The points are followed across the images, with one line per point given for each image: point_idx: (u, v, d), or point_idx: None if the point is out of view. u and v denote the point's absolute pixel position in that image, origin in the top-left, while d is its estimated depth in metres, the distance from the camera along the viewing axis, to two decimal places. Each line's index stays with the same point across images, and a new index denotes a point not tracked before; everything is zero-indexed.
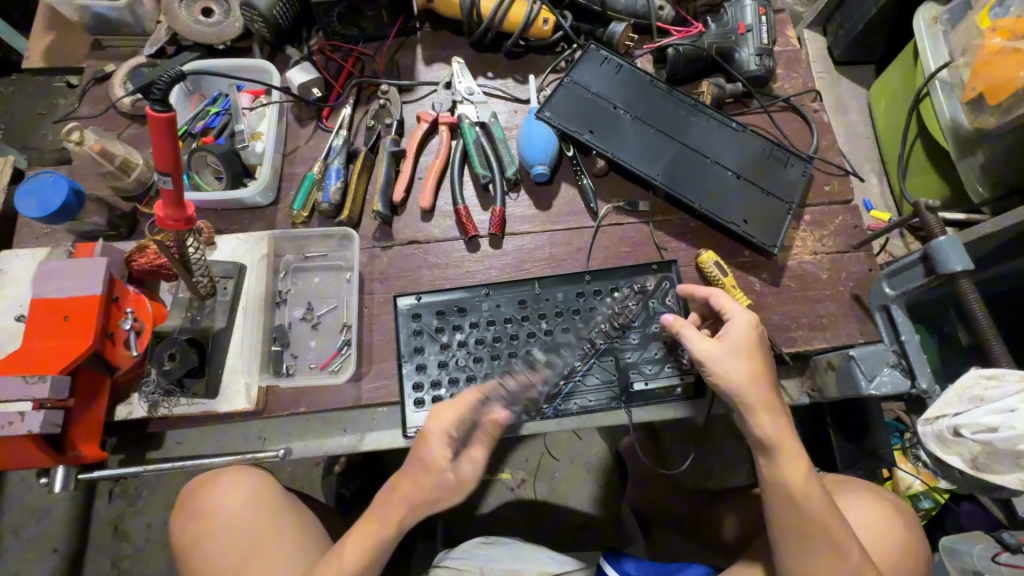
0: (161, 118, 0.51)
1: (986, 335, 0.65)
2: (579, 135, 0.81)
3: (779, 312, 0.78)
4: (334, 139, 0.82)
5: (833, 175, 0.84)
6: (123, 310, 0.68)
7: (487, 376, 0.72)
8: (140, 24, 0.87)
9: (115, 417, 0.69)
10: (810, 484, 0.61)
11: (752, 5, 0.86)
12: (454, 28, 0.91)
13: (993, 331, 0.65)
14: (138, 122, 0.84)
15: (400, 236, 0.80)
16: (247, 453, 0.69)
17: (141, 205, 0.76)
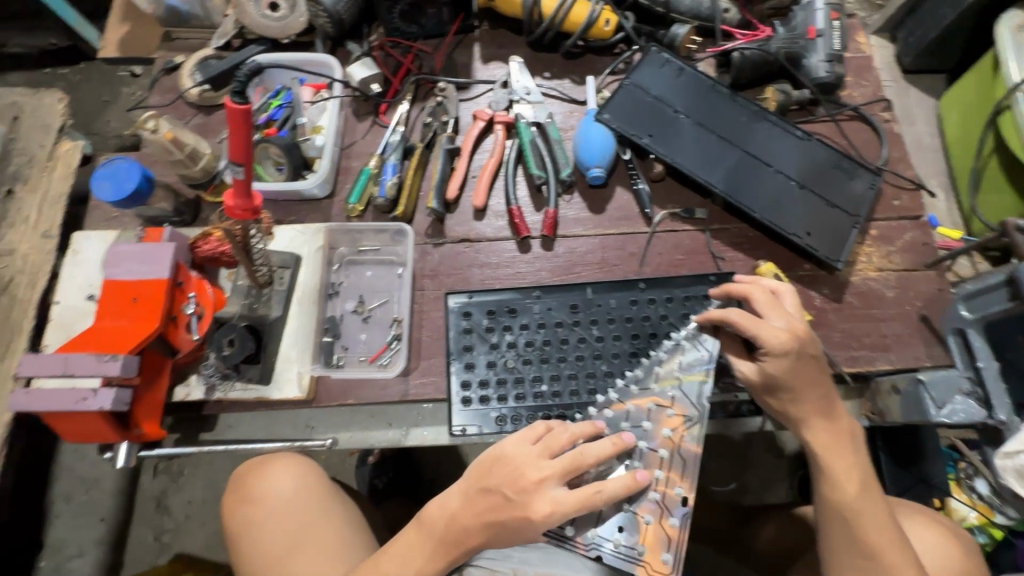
0: (238, 110, 0.52)
1: None
2: (637, 138, 0.79)
3: (840, 330, 0.75)
4: (391, 134, 0.83)
5: (903, 189, 0.81)
6: (186, 294, 0.70)
7: (536, 380, 0.71)
8: (209, 17, 0.90)
9: (174, 398, 0.71)
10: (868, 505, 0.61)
11: (824, 9, 0.83)
12: (513, 27, 0.90)
13: None
14: (203, 113, 0.87)
15: (452, 233, 0.80)
16: (297, 441, 0.70)
17: (206, 193, 0.79)
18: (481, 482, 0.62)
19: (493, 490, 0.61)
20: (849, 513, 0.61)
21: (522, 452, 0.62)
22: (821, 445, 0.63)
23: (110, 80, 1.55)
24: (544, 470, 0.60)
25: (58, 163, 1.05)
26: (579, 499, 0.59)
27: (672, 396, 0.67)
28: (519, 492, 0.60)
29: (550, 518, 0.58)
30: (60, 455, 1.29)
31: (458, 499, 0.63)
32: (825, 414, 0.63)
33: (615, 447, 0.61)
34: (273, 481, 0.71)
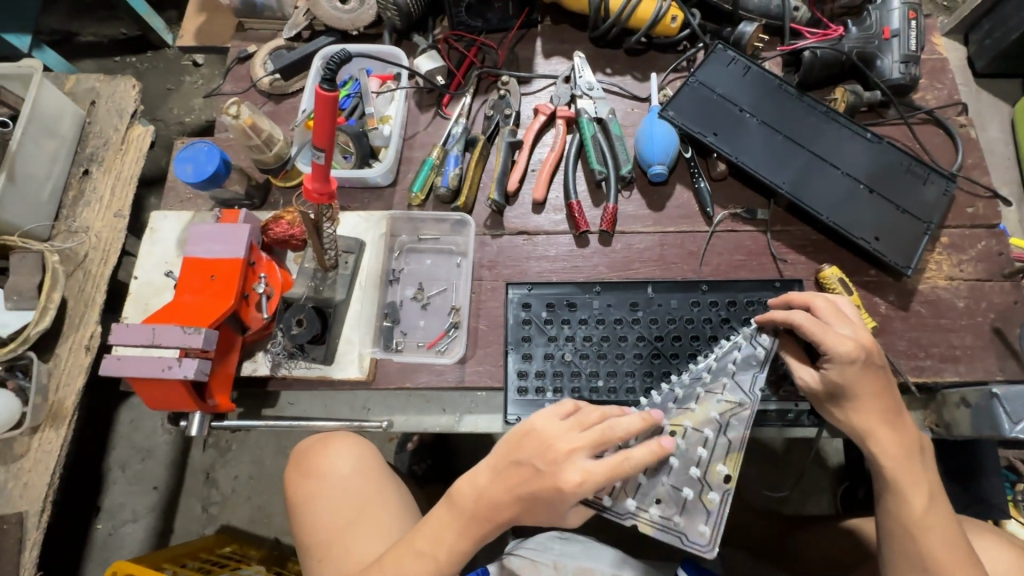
0: (327, 96, 0.54)
1: None
2: (701, 136, 0.79)
3: (907, 338, 0.73)
4: (454, 126, 0.84)
5: (978, 197, 0.78)
6: (257, 273, 0.73)
7: (592, 374, 0.72)
8: (282, 8, 0.93)
9: (241, 372, 0.74)
10: (931, 515, 0.60)
11: (901, 9, 0.81)
12: (576, 23, 0.91)
13: None
14: (273, 101, 0.90)
15: (510, 225, 0.81)
16: (353, 421, 0.72)
17: (276, 177, 0.81)
18: (512, 455, 0.59)
19: (523, 465, 0.59)
20: (918, 530, 0.60)
21: (552, 427, 0.59)
22: (889, 458, 0.61)
23: (174, 69, 1.62)
24: (574, 440, 0.58)
25: (130, 147, 1.10)
26: (610, 469, 0.56)
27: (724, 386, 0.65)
28: (549, 464, 0.58)
29: (581, 489, 0.56)
30: (118, 424, 1.36)
31: (490, 479, 0.60)
32: (891, 423, 0.61)
33: (644, 421, 0.59)
34: (333, 459, 0.74)
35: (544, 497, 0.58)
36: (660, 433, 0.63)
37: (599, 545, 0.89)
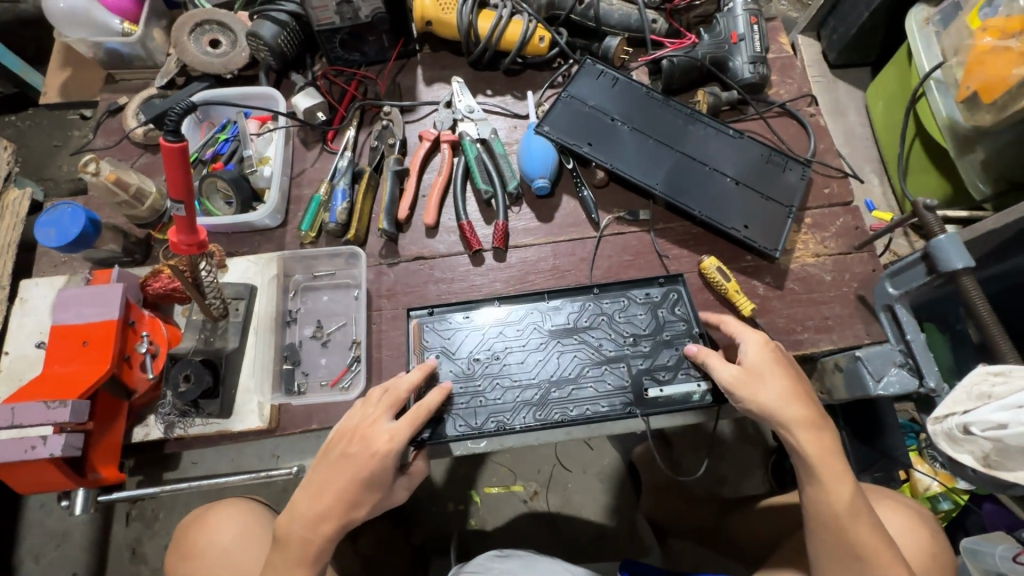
0: (173, 148, 0.53)
1: (993, 336, 0.65)
2: (578, 148, 0.82)
3: (784, 316, 0.78)
4: (339, 160, 0.84)
5: (832, 177, 0.85)
6: (139, 333, 0.70)
7: (494, 385, 0.73)
8: (151, 57, 0.91)
9: (132, 439, 0.70)
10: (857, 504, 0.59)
11: (743, 14, 0.88)
12: (453, 49, 0.93)
13: (1000, 332, 0.64)
14: (150, 151, 0.87)
15: (406, 252, 0.81)
16: (258, 472, 0.69)
17: (155, 231, 0.79)
18: (330, 456, 0.62)
19: (338, 460, 0.61)
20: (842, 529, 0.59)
21: (351, 415, 0.64)
22: (814, 451, 0.60)
23: (60, 125, 1.53)
24: (370, 413, 0.63)
25: (6, 213, 1.07)
26: (410, 420, 0.62)
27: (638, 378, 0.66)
28: (359, 441, 0.61)
29: (393, 445, 0.60)
30: (26, 510, 1.26)
31: (310, 497, 0.60)
32: (811, 412, 0.61)
33: (424, 373, 0.67)
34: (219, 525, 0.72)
35: (369, 474, 0.60)
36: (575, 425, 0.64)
37: (539, 559, 0.89)
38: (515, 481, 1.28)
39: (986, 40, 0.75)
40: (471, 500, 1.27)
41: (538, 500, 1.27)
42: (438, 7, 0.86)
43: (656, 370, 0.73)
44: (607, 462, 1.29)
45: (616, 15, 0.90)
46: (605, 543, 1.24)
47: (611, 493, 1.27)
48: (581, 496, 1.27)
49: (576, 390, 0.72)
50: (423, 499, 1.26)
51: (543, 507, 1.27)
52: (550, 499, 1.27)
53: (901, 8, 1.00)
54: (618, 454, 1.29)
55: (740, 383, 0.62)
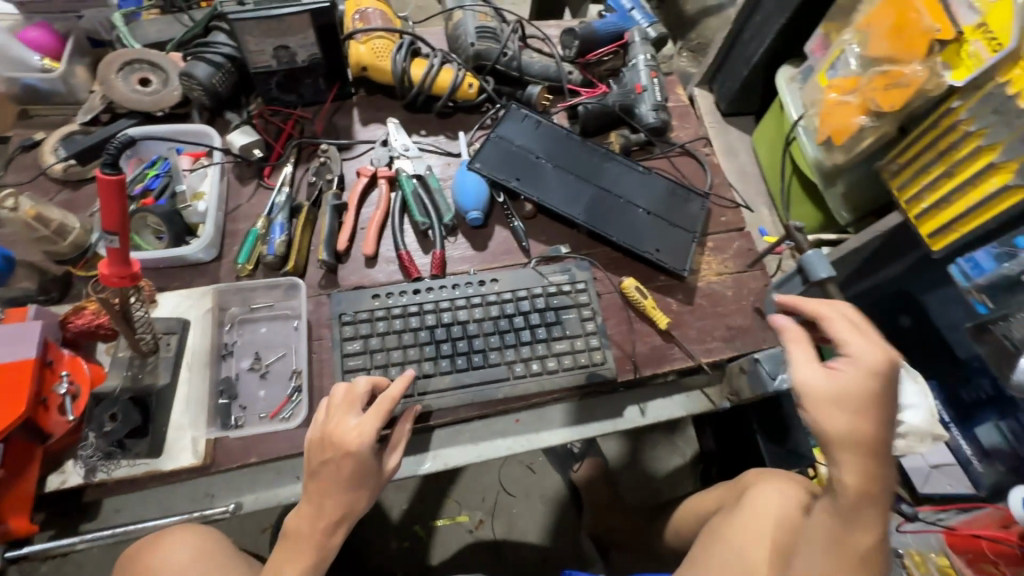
0: (111, 180, 0.54)
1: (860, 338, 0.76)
2: (508, 182, 0.90)
3: (697, 327, 0.87)
4: (277, 195, 0.86)
5: (727, 207, 0.98)
6: (58, 372, 0.67)
7: (413, 347, 0.78)
8: (73, 94, 0.90)
9: (46, 488, 0.65)
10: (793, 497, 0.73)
11: (645, 69, 1.01)
12: (388, 92, 0.99)
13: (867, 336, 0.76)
14: (70, 188, 0.84)
15: (346, 282, 0.84)
16: (195, 512, 0.68)
17: (76, 267, 0.76)
18: (317, 458, 0.64)
19: (320, 471, 0.64)
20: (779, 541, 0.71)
21: (338, 420, 0.65)
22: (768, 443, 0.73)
23: None
24: (336, 415, 0.65)
25: None
26: (377, 412, 0.65)
27: (526, 296, 0.84)
28: (334, 447, 0.63)
29: (363, 441, 0.63)
30: None
31: (309, 510, 0.64)
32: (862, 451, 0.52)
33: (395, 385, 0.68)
34: (163, 554, 0.68)
35: (358, 471, 0.64)
36: (470, 314, 0.81)
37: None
38: (459, 512, 1.29)
39: (833, 95, 0.89)
40: (417, 534, 1.26)
41: (483, 529, 1.28)
42: (373, 55, 0.92)
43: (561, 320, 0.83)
44: (548, 485, 1.33)
45: (537, 67, 1.00)
46: (551, 565, 1.27)
47: (555, 516, 1.30)
48: (525, 520, 1.30)
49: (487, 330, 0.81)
50: (366, 538, 1.25)
51: (489, 535, 1.28)
52: (495, 527, 1.28)
53: (771, 68, 1.20)
54: (559, 475, 1.34)
55: (841, 395, 0.53)
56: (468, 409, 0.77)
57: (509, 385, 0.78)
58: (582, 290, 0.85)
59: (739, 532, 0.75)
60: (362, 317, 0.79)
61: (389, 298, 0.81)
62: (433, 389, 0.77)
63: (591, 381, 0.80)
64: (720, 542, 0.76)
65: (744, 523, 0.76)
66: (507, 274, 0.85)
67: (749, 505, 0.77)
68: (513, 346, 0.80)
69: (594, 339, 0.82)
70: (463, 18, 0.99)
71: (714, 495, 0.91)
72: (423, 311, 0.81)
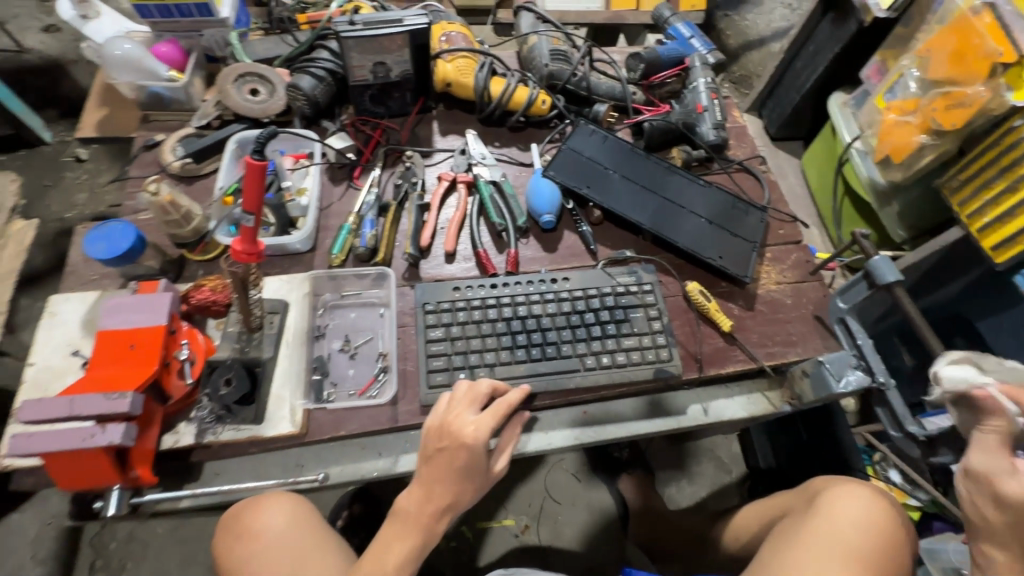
0: (256, 165, 0.62)
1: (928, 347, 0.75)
2: (578, 189, 0.96)
3: (758, 331, 0.91)
4: (366, 195, 0.94)
5: (784, 221, 1.02)
6: (178, 341, 0.74)
7: (490, 337, 0.84)
8: (190, 101, 1.00)
9: (161, 446, 0.71)
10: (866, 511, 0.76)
11: (705, 90, 1.08)
12: (465, 107, 1.08)
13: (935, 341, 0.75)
14: (185, 182, 0.94)
15: (427, 275, 0.90)
16: (289, 478, 0.73)
17: (192, 251, 0.83)
18: (435, 444, 0.70)
19: (434, 457, 0.70)
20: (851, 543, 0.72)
21: (459, 414, 0.71)
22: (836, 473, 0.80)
23: (53, 165, 1.60)
24: (456, 407, 0.72)
25: (9, 241, 1.09)
26: (495, 413, 0.72)
27: (596, 294, 0.89)
28: (447, 436, 0.70)
29: (479, 435, 0.69)
30: None
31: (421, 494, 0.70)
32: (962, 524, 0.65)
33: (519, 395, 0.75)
34: (264, 517, 0.74)
35: (466, 462, 0.69)
36: (544, 308, 0.87)
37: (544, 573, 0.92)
38: (506, 516, 1.31)
39: (891, 116, 0.95)
40: (464, 535, 1.29)
41: (528, 534, 1.30)
42: (458, 72, 1.01)
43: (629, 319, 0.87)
44: (593, 494, 1.35)
45: (604, 87, 1.08)
46: None
47: (599, 525, 1.31)
48: (570, 528, 1.31)
49: (560, 324, 0.86)
50: None
51: (534, 540, 1.29)
52: (541, 532, 1.30)
53: (822, 94, 1.26)
54: (604, 485, 1.35)
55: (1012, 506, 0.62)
56: (541, 397, 0.81)
57: (581, 376, 0.82)
58: (648, 291, 0.90)
59: (813, 534, 0.73)
60: (444, 307, 0.85)
61: (469, 290, 0.87)
62: (509, 376, 0.81)
63: (657, 376, 0.83)
64: (799, 542, 0.74)
65: (812, 524, 0.75)
66: (578, 274, 0.90)
67: (825, 510, 0.77)
68: (585, 340, 0.85)
69: (661, 337, 0.86)
70: (538, 42, 1.08)
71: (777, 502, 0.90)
72: (501, 304, 0.86)
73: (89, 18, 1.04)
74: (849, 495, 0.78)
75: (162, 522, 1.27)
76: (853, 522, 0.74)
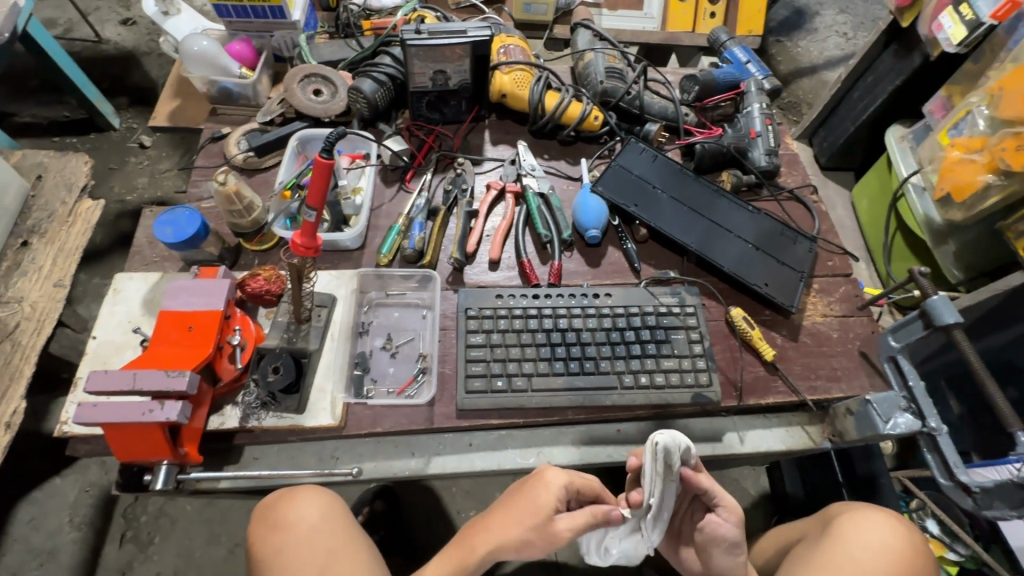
0: (324, 164, 0.64)
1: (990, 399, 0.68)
2: (626, 207, 0.96)
3: (800, 363, 0.89)
4: (417, 198, 0.96)
5: (834, 253, 1.00)
6: (231, 326, 0.77)
7: (529, 347, 0.84)
8: (256, 97, 1.05)
9: (208, 426, 0.74)
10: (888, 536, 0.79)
11: (760, 116, 1.07)
12: (518, 119, 1.10)
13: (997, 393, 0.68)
14: (246, 174, 0.98)
15: (470, 280, 0.91)
16: (324, 470, 0.74)
17: (250, 241, 0.87)
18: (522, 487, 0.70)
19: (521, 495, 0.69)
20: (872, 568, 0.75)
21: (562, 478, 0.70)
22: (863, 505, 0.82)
23: (118, 150, 1.69)
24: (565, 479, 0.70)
25: (77, 219, 1.15)
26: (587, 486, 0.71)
27: (638, 314, 0.88)
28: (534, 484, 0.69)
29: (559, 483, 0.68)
30: (17, 524, 1.27)
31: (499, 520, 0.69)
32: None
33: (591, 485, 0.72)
34: (301, 509, 0.76)
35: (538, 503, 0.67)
36: (584, 324, 0.87)
37: None
38: None
39: (955, 153, 0.92)
40: None
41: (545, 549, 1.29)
42: (514, 84, 1.03)
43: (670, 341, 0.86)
44: None
45: (657, 106, 1.08)
46: None
47: None
48: None
49: (600, 341, 0.85)
50: (432, 538, 1.30)
51: (550, 556, 1.28)
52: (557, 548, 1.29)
53: (878, 126, 1.23)
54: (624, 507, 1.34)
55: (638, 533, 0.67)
56: (576, 411, 0.81)
57: (618, 394, 0.82)
58: (690, 314, 0.89)
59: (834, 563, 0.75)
60: (485, 314, 0.86)
61: (512, 299, 0.88)
62: (546, 387, 0.81)
63: (695, 401, 0.82)
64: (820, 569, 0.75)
65: (834, 548, 0.77)
66: (621, 292, 0.90)
67: (839, 536, 0.78)
68: (624, 358, 0.85)
69: (700, 361, 0.85)
70: (594, 59, 1.10)
71: (794, 525, 0.92)
72: (541, 315, 0.87)
73: (170, 14, 1.10)
74: (869, 521, 0.80)
75: (192, 500, 1.31)
76: (869, 548, 0.77)
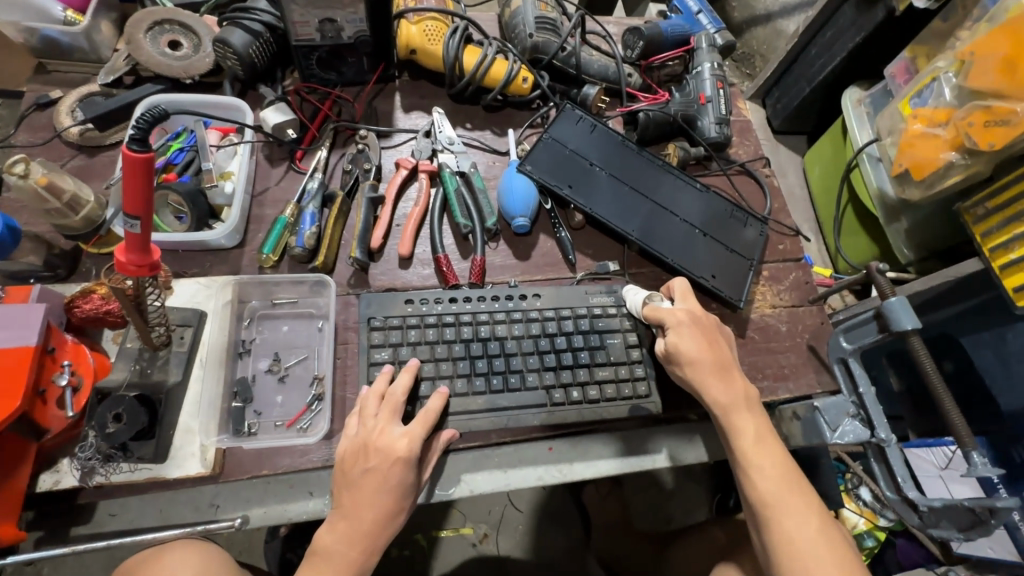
0: (137, 158, 0.46)
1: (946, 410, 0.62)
2: (558, 190, 0.83)
3: (747, 363, 0.81)
4: (309, 181, 0.79)
5: (785, 235, 0.92)
6: (58, 363, 0.60)
7: (444, 364, 0.72)
8: (96, 51, 0.82)
9: (38, 488, 0.60)
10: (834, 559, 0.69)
11: (710, 78, 0.94)
12: (434, 79, 0.92)
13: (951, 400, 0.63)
14: (85, 153, 0.78)
15: (376, 283, 0.77)
16: (198, 525, 0.61)
17: (87, 243, 0.69)
18: (359, 465, 0.62)
19: (360, 477, 0.62)
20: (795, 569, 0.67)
21: (392, 434, 0.63)
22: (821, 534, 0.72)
23: None
24: (375, 424, 0.64)
25: None
26: (420, 422, 0.65)
27: (571, 318, 0.77)
28: (375, 454, 0.62)
29: (415, 446, 0.63)
30: None
31: (348, 523, 0.61)
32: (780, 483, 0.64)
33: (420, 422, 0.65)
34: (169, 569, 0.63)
35: (401, 476, 0.62)
36: (508, 331, 0.75)
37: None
38: (464, 523, 1.24)
39: (917, 125, 0.83)
40: (418, 542, 1.22)
41: (487, 543, 1.24)
42: (424, 37, 0.85)
43: (606, 347, 0.76)
44: (557, 502, 1.28)
45: (596, 66, 0.93)
46: None
47: (561, 533, 1.26)
48: (531, 537, 1.25)
49: (527, 352, 0.75)
50: None
51: (492, 550, 1.23)
52: (500, 542, 1.24)
53: (835, 89, 1.13)
54: (567, 494, 1.29)
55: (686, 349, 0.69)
56: (502, 434, 0.71)
57: (547, 412, 0.72)
58: (628, 314, 0.79)
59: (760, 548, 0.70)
60: (393, 324, 0.72)
61: (423, 305, 0.74)
62: (464, 410, 0.70)
63: (632, 415, 0.74)
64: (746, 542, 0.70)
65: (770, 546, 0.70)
66: (551, 290, 0.79)
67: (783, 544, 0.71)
68: (553, 369, 0.74)
69: (639, 369, 0.76)
70: (523, 5, 0.92)
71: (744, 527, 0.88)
72: (458, 323, 0.74)
73: None
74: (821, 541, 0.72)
75: None
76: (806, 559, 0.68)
